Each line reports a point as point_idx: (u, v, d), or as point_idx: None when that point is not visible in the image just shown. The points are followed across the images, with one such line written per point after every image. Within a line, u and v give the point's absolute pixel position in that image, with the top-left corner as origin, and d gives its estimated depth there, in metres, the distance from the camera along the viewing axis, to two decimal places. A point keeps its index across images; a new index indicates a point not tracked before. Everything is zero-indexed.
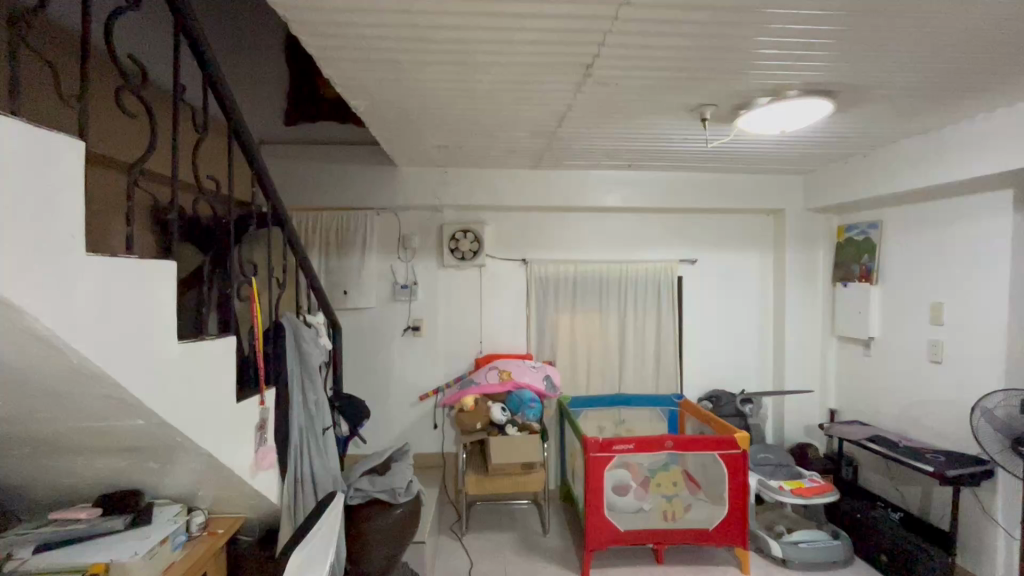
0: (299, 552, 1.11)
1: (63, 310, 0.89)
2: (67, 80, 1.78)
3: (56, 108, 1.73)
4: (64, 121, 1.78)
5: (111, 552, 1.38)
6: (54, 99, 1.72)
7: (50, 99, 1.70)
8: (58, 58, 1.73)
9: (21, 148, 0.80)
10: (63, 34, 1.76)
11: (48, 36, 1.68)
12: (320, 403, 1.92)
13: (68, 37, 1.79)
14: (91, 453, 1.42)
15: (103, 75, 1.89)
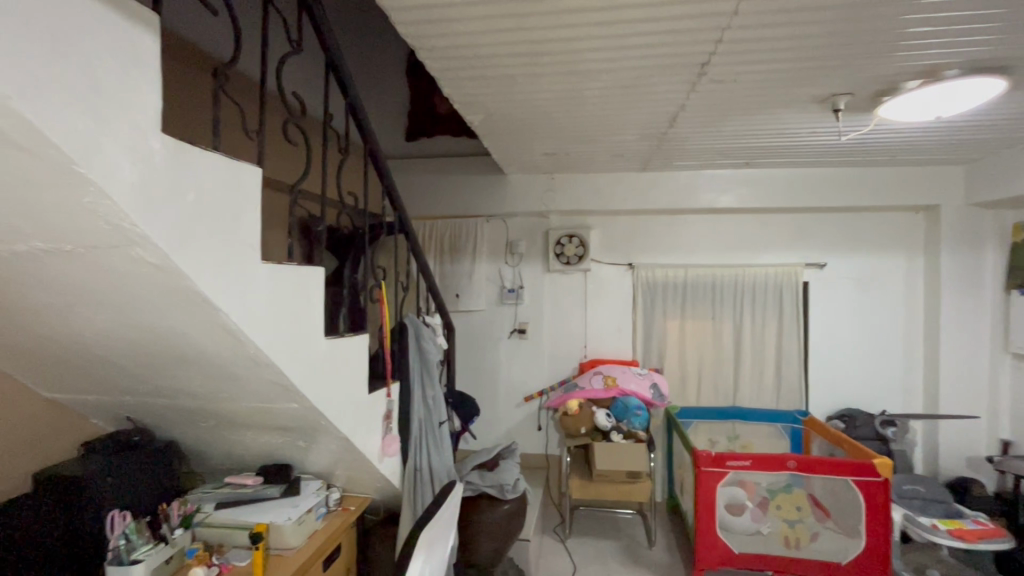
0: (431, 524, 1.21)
1: (245, 307, 1.08)
2: (249, 118, 2.13)
3: (244, 142, 2.08)
4: (247, 152, 2.13)
5: (270, 514, 1.63)
6: (241, 135, 2.07)
7: (239, 135, 2.06)
8: (244, 100, 2.08)
9: (219, 178, 0.99)
10: (247, 80, 2.11)
11: (239, 83, 2.03)
12: (437, 399, 2.06)
13: (249, 84, 2.12)
14: (257, 429, 1.67)
15: (274, 109, 2.22)
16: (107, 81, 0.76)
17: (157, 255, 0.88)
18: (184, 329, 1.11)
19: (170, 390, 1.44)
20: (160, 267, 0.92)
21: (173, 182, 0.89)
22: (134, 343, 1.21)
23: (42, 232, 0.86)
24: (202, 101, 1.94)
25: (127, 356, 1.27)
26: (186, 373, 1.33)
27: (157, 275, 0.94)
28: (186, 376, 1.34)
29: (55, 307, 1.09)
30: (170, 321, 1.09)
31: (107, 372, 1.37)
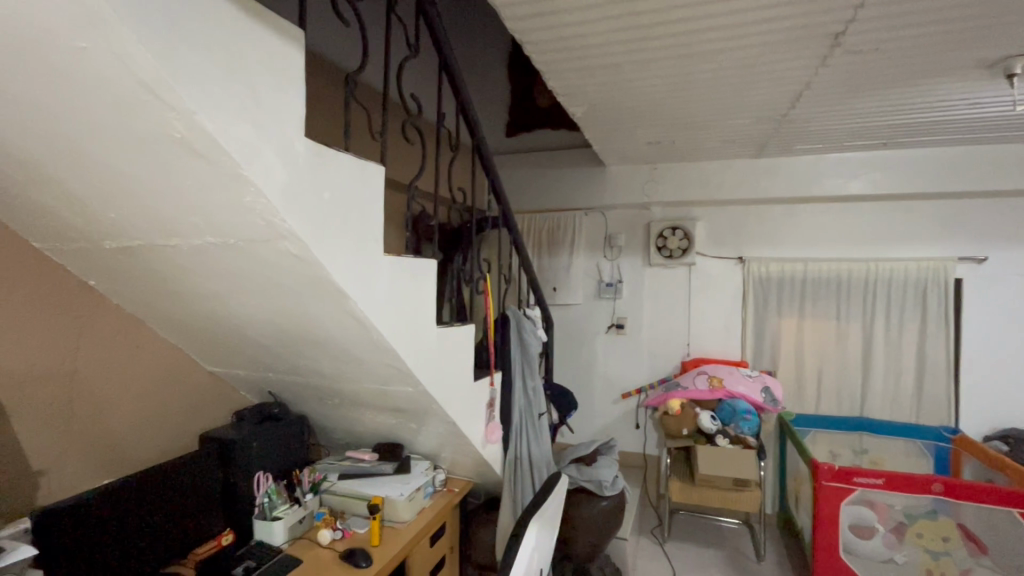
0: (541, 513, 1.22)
1: (369, 296, 1.17)
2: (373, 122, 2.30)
3: (368, 145, 2.25)
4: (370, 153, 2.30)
5: (385, 488, 1.76)
6: (366, 138, 2.24)
7: (365, 138, 2.23)
8: (368, 105, 2.25)
9: (350, 176, 1.08)
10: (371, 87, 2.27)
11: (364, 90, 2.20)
12: (537, 391, 2.09)
13: (371, 90, 2.28)
14: (374, 410, 1.81)
15: (394, 112, 2.38)
16: (265, 93, 0.87)
17: (300, 246, 0.99)
18: (318, 315, 1.23)
19: (304, 370, 1.61)
20: (302, 258, 1.02)
21: (314, 182, 0.98)
22: (277, 325, 1.36)
23: (211, 227, 1.00)
24: (333, 108, 2.12)
25: (271, 337, 1.44)
26: (318, 354, 1.47)
27: (299, 265, 1.05)
28: (318, 357, 1.49)
29: (220, 292, 1.26)
30: (307, 307, 1.21)
31: (255, 351, 1.56)
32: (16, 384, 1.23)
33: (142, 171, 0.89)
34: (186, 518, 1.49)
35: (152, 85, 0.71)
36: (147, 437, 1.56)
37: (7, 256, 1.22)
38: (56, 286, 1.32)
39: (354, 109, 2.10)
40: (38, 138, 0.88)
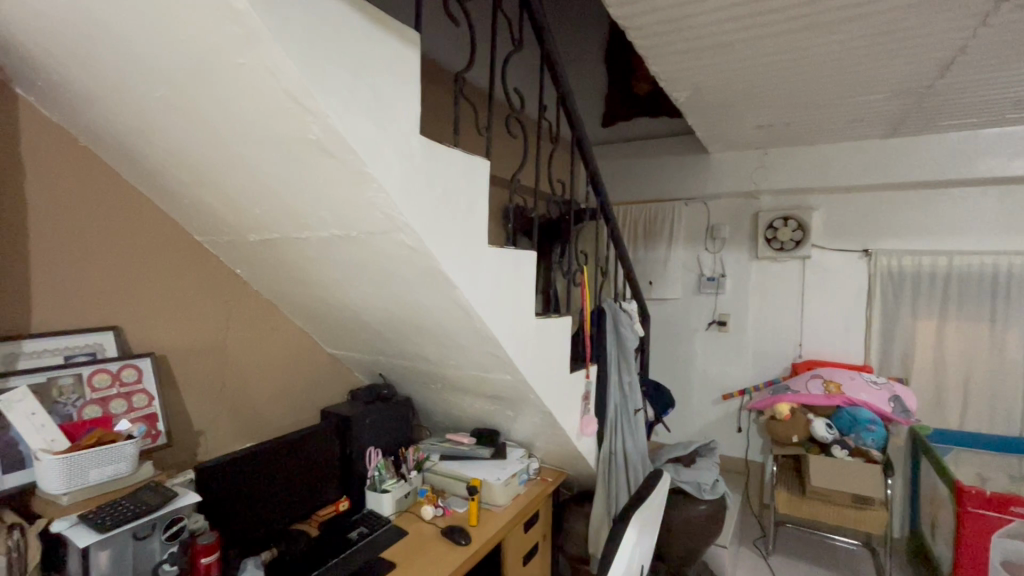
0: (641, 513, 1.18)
1: (474, 286, 1.21)
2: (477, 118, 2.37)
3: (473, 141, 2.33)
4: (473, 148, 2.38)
5: (483, 472, 1.84)
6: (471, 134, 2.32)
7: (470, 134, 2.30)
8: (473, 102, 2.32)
9: (459, 171, 1.13)
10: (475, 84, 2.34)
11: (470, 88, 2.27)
12: (634, 386, 2.04)
13: (477, 89, 2.35)
14: (474, 396, 1.88)
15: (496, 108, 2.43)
16: (387, 94, 0.93)
17: (414, 238, 1.05)
18: (427, 303, 1.31)
19: (411, 355, 1.72)
20: (415, 249, 1.09)
21: (427, 178, 1.04)
22: (390, 312, 1.46)
23: (338, 221, 1.10)
24: (442, 107, 2.21)
25: (383, 323, 1.55)
26: (425, 340, 1.56)
27: (413, 256, 1.12)
28: (425, 343, 1.57)
29: (342, 280, 1.38)
30: (417, 296, 1.29)
31: (369, 335, 1.69)
32: (183, 357, 1.46)
33: (283, 170, 1.00)
34: (312, 484, 1.67)
35: (297, 95, 0.80)
36: (280, 409, 1.77)
37: (177, 248, 1.44)
38: (213, 275, 1.54)
39: (461, 107, 2.18)
40: (204, 144, 1.02)
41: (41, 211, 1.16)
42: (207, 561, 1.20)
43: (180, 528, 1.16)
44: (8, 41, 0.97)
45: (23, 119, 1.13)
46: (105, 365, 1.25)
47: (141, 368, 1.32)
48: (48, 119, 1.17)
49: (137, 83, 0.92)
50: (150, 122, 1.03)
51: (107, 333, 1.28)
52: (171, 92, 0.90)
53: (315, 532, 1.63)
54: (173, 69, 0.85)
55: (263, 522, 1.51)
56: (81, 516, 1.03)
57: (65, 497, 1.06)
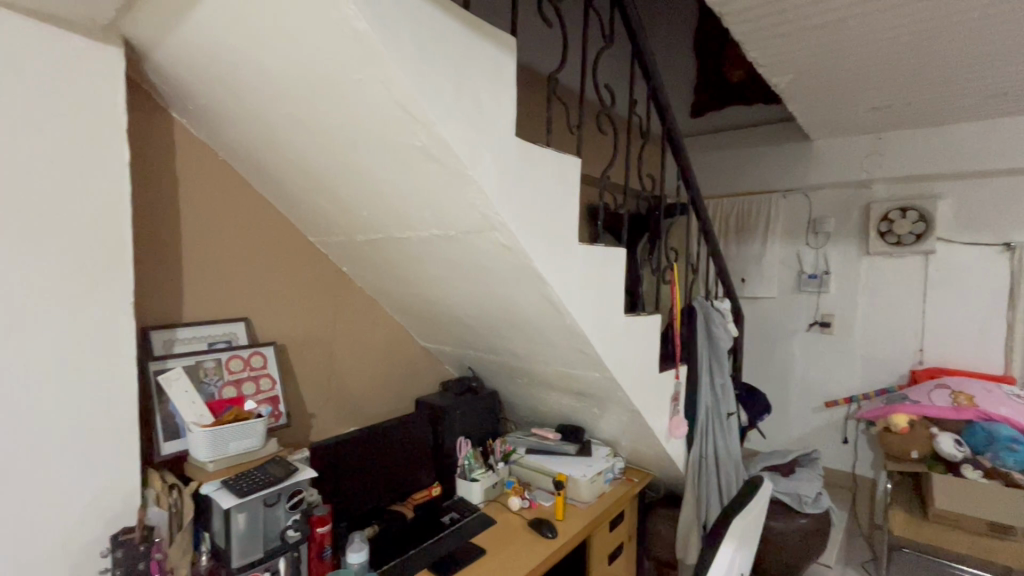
0: (740, 523, 1.11)
1: (565, 283, 1.23)
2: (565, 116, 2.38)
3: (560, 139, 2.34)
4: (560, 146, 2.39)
5: (569, 467, 1.85)
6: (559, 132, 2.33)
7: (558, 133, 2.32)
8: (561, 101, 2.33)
9: (551, 169, 1.15)
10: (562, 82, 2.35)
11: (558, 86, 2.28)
12: (727, 389, 1.95)
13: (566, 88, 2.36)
14: (559, 392, 1.90)
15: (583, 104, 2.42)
16: (486, 98, 0.97)
17: (509, 236, 1.09)
18: (518, 299, 1.35)
19: (500, 349, 1.77)
20: (510, 247, 1.12)
21: (523, 178, 1.07)
22: (482, 308, 1.52)
23: (438, 221, 1.17)
24: (530, 106, 2.25)
25: (476, 318, 1.61)
26: (514, 335, 1.60)
27: (507, 253, 1.16)
28: (514, 338, 1.62)
29: (438, 277, 1.45)
30: (509, 292, 1.33)
31: (460, 330, 1.76)
32: (299, 346, 1.62)
33: (391, 175, 1.08)
34: (409, 468, 1.78)
35: (407, 105, 0.87)
36: (379, 397, 1.90)
37: (294, 247, 1.60)
38: (323, 272, 1.68)
39: (550, 106, 2.21)
40: (321, 153, 1.13)
41: (188, 216, 1.34)
42: (322, 530, 1.35)
43: (301, 499, 1.28)
44: (168, 73, 1.14)
45: (175, 136, 1.31)
46: (238, 351, 1.42)
47: (266, 355, 1.49)
48: (194, 135, 1.35)
49: (271, 102, 1.04)
50: (279, 137, 1.15)
51: (239, 323, 1.46)
52: (298, 109, 1.01)
53: (410, 513, 1.73)
54: (301, 88, 0.95)
55: (366, 500, 1.64)
56: (224, 481, 1.19)
57: (211, 464, 1.22)
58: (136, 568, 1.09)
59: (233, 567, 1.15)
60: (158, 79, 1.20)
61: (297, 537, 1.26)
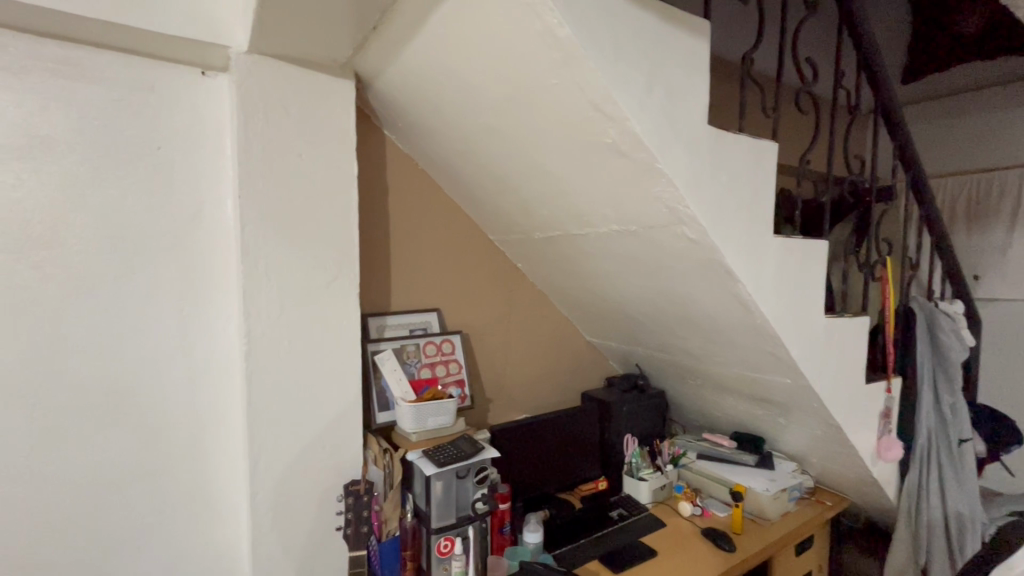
0: None
1: (758, 280, 1.14)
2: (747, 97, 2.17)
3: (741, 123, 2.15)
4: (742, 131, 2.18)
5: (748, 479, 1.71)
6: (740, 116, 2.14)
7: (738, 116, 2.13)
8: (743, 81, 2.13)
9: (743, 157, 1.07)
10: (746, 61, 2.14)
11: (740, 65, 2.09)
12: (959, 410, 1.61)
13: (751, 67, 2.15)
14: (737, 396, 1.76)
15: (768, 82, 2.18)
16: (679, 88, 0.94)
17: (698, 230, 1.04)
18: (699, 295, 1.29)
19: (672, 347, 1.71)
20: (697, 242, 1.08)
21: (715, 168, 1.02)
22: (656, 304, 1.48)
23: (619, 217, 1.17)
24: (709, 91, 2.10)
25: (649, 314, 1.58)
26: (691, 334, 1.53)
27: (693, 248, 1.11)
28: (690, 336, 1.55)
29: (612, 272, 1.46)
30: (690, 288, 1.28)
31: (630, 326, 1.74)
32: (479, 336, 1.77)
33: (576, 173, 1.12)
34: (576, 459, 1.83)
35: (600, 104, 0.89)
36: (548, 389, 1.97)
37: (477, 246, 1.74)
38: (501, 268, 1.81)
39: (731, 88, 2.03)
40: (510, 157, 1.21)
41: (396, 219, 1.56)
42: (503, 507, 1.46)
43: (485, 476, 1.40)
44: (386, 97, 1.34)
45: (386, 149, 1.53)
46: (432, 338, 1.61)
47: (454, 342, 1.65)
48: (399, 147, 1.55)
49: (470, 113, 1.15)
50: (474, 144, 1.27)
51: (432, 313, 1.64)
52: (494, 118, 1.11)
53: (578, 503, 1.77)
54: (499, 98, 1.04)
55: (538, 484, 1.72)
56: (425, 451, 1.36)
57: (414, 434, 1.41)
58: (361, 515, 1.28)
59: (433, 528, 1.31)
60: (377, 103, 1.42)
61: (484, 509, 1.38)
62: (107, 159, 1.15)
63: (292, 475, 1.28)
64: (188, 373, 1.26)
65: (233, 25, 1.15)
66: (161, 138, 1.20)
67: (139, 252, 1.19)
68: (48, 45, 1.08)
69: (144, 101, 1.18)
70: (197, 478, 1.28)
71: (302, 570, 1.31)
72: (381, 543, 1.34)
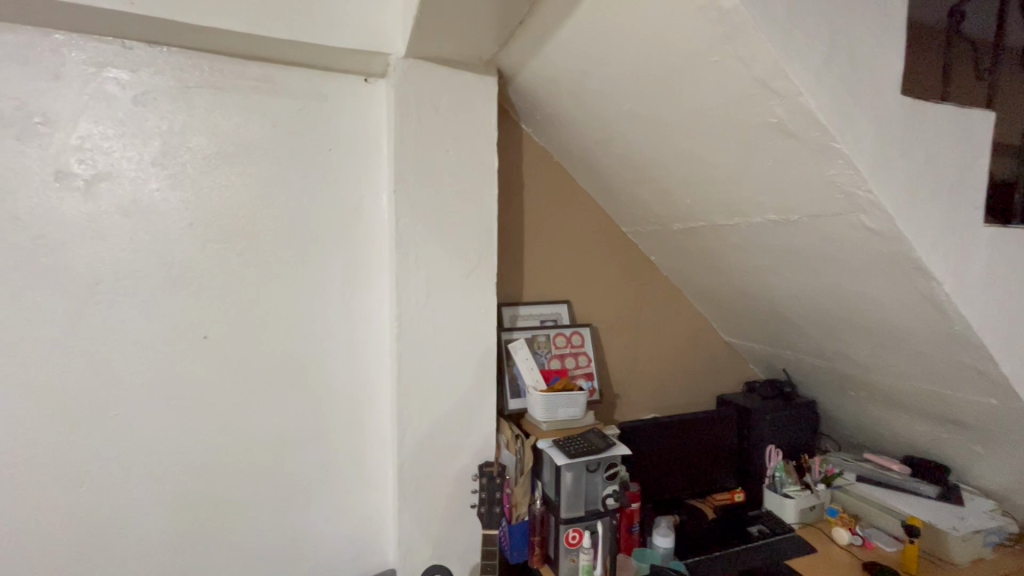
0: None
1: (961, 278, 0.95)
2: None
3: None
4: None
5: (927, 512, 1.46)
6: None
7: None
8: None
9: (945, 131, 0.90)
10: None
11: None
12: None
13: None
14: (915, 414, 1.51)
15: None
16: (865, 54, 0.82)
17: (881, 219, 0.90)
18: (874, 294, 1.12)
19: (830, 352, 1.51)
20: (879, 232, 0.93)
21: (909, 145, 0.87)
22: (816, 303, 1.32)
23: (779, 205, 1.06)
24: None
25: (805, 314, 1.41)
26: (858, 338, 1.34)
27: (873, 239, 0.96)
28: (856, 341, 1.36)
29: (763, 266, 1.34)
30: (864, 286, 1.12)
31: (779, 326, 1.58)
32: (608, 329, 1.74)
33: (729, 158, 1.03)
34: (710, 466, 1.71)
35: (767, 80, 0.80)
36: (680, 388, 1.88)
37: (610, 237, 1.71)
38: (634, 260, 1.75)
39: None
40: (654, 143, 1.16)
41: (532, 211, 1.59)
42: (633, 506, 1.45)
43: (616, 472, 1.37)
44: (527, 90, 1.36)
45: (523, 143, 1.56)
46: (562, 329, 1.62)
47: (584, 335, 1.64)
48: (534, 139, 1.57)
49: (613, 100, 1.12)
50: (614, 133, 1.24)
51: (562, 305, 1.65)
52: (641, 104, 1.07)
53: (711, 513, 1.65)
54: (647, 81, 0.99)
55: (667, 487, 1.65)
56: (555, 441, 1.37)
57: (544, 423, 1.43)
58: (494, 496, 1.32)
59: (563, 517, 1.32)
60: (517, 97, 1.45)
61: (614, 506, 1.36)
62: (290, 162, 1.32)
63: (432, 451, 1.37)
64: (350, 350, 1.41)
65: (392, 33, 1.24)
66: (331, 141, 1.36)
67: (313, 241, 1.36)
68: (249, 66, 1.28)
69: (320, 110, 1.34)
70: (354, 443, 1.43)
71: (439, 539, 1.40)
72: (511, 525, 1.38)
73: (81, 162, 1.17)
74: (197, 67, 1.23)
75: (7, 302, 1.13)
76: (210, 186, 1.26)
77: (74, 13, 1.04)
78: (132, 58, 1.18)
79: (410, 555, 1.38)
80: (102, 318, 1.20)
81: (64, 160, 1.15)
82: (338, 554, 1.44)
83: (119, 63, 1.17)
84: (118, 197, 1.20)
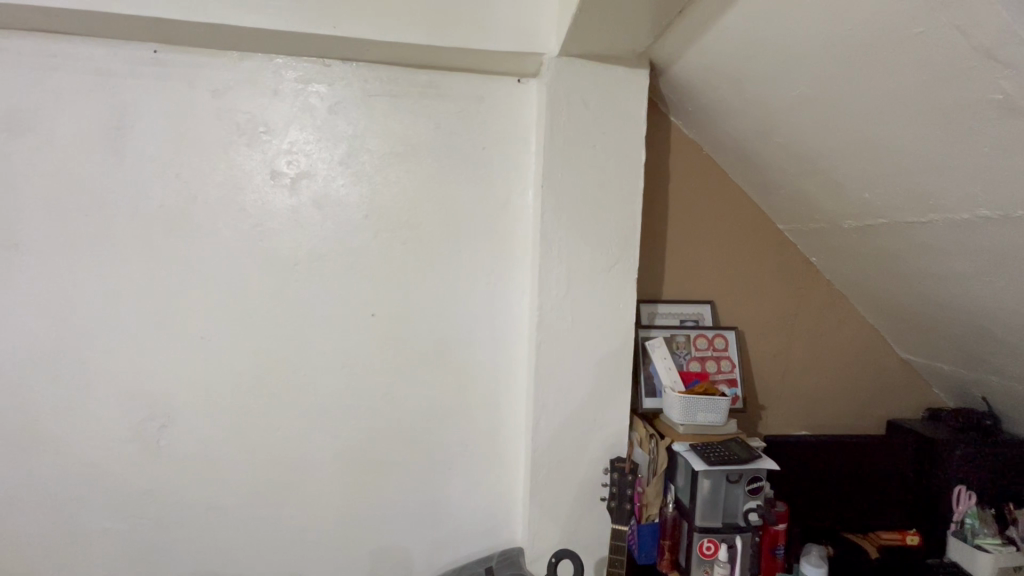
0: None
1: None
2: None
3: None
4: None
5: None
6: None
7: None
8: None
9: None
10: None
11: None
12: None
13: None
14: None
15: None
16: None
17: None
18: None
19: None
20: None
21: None
22: None
23: (994, 198, 0.89)
24: None
25: (1020, 330, 1.17)
26: None
27: None
28: None
29: (963, 270, 1.13)
30: None
31: (980, 343, 1.33)
32: (757, 334, 1.61)
33: (927, 144, 0.90)
34: (874, 498, 1.51)
35: (990, 49, 0.69)
36: (840, 407, 1.67)
37: (764, 235, 1.58)
38: (791, 261, 1.60)
39: None
40: (829, 131, 1.05)
41: (678, 207, 1.54)
42: (778, 527, 1.34)
43: (760, 487, 1.30)
44: (679, 80, 1.32)
45: (671, 136, 1.51)
46: (704, 330, 1.54)
47: (728, 338, 1.55)
48: (683, 131, 1.51)
49: (782, 85, 1.04)
50: (779, 122, 1.14)
51: (706, 305, 1.57)
52: (816, 87, 0.98)
53: (874, 552, 1.44)
54: (827, 62, 0.91)
55: (820, 515, 1.48)
56: (692, 445, 1.32)
57: (682, 426, 1.37)
58: (625, 493, 1.31)
59: (696, 525, 1.28)
60: (668, 88, 1.41)
61: (757, 522, 1.29)
62: (449, 159, 1.45)
63: (565, 440, 1.40)
64: (492, 335, 1.51)
65: (547, 33, 1.29)
66: (485, 140, 1.45)
67: (465, 232, 1.47)
68: (419, 74, 1.42)
69: (477, 110, 1.45)
70: (492, 423, 1.53)
71: (568, 526, 1.43)
72: (639, 525, 1.36)
73: (289, 163, 1.41)
74: (377, 78, 1.41)
75: (234, 276, 1.41)
76: (383, 182, 1.44)
77: (291, 39, 1.26)
78: (328, 73, 1.39)
79: (539, 537, 1.43)
80: (298, 293, 1.44)
81: (277, 162, 1.40)
82: (472, 524, 1.55)
83: (319, 78, 1.39)
84: (314, 191, 1.42)
